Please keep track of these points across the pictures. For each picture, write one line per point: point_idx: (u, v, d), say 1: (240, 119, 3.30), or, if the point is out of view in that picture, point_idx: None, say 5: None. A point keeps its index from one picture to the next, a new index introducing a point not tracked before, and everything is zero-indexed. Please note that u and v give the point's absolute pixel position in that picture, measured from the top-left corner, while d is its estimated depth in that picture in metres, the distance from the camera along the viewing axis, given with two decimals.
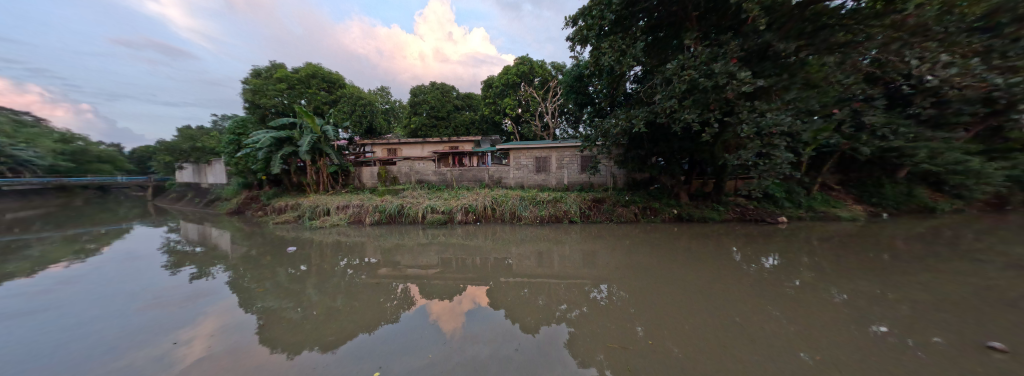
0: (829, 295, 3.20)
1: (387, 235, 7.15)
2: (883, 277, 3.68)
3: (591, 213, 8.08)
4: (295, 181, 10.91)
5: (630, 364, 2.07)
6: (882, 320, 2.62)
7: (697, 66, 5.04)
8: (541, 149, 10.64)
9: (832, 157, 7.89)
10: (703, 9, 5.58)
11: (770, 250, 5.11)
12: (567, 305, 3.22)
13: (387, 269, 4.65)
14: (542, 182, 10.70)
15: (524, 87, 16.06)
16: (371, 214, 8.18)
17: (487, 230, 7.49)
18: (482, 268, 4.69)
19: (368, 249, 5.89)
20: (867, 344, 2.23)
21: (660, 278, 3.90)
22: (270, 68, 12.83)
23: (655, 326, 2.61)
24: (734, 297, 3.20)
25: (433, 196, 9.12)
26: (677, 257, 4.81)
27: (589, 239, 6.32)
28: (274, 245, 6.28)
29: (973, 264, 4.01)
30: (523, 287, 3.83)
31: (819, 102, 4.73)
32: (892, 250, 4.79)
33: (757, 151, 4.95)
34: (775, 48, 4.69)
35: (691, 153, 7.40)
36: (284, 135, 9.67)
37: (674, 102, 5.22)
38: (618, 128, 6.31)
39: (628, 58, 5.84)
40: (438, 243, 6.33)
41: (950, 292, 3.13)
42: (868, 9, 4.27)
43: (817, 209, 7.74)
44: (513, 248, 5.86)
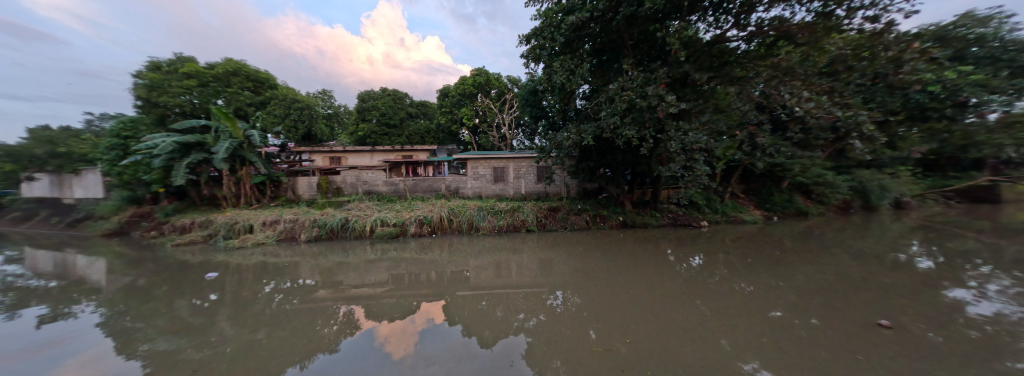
0: (741, 288, 3.75)
1: (328, 253, 6.40)
2: (777, 270, 4.43)
3: (547, 221, 8.33)
4: (206, 193, 9.29)
5: (582, 368, 2.13)
6: (778, 306, 3.14)
7: (635, 87, 5.65)
8: (498, 159, 10.72)
9: (738, 169, 9.41)
10: (636, 39, 6.32)
11: (698, 251, 5.83)
12: (525, 315, 3.24)
13: (326, 291, 4.16)
14: (499, 193, 10.75)
15: (481, 98, 16.12)
16: (307, 229, 7.27)
17: (444, 243, 7.17)
18: (438, 283, 4.46)
19: (304, 270, 5.18)
20: (770, 328, 2.64)
21: (608, 281, 4.19)
22: (173, 60, 10.54)
23: (606, 329, 2.74)
24: (670, 295, 3.56)
25: (382, 208, 8.49)
26: (623, 261, 5.20)
27: (545, 248, 6.47)
28: (174, 271, 5.17)
29: (835, 255, 5.08)
30: (481, 300, 3.76)
31: (726, 124, 5.65)
32: (782, 247, 5.84)
33: (682, 165, 5.71)
34: (693, 77, 5.72)
35: (633, 165, 8.20)
36: (193, 139, 8.17)
37: (617, 118, 5.77)
38: (570, 141, 6.66)
39: (575, 77, 6.32)
40: (388, 259, 5.87)
41: (819, 279, 3.93)
42: (755, 52, 5.71)
43: (731, 214, 9.10)
44: (470, 260, 5.73)
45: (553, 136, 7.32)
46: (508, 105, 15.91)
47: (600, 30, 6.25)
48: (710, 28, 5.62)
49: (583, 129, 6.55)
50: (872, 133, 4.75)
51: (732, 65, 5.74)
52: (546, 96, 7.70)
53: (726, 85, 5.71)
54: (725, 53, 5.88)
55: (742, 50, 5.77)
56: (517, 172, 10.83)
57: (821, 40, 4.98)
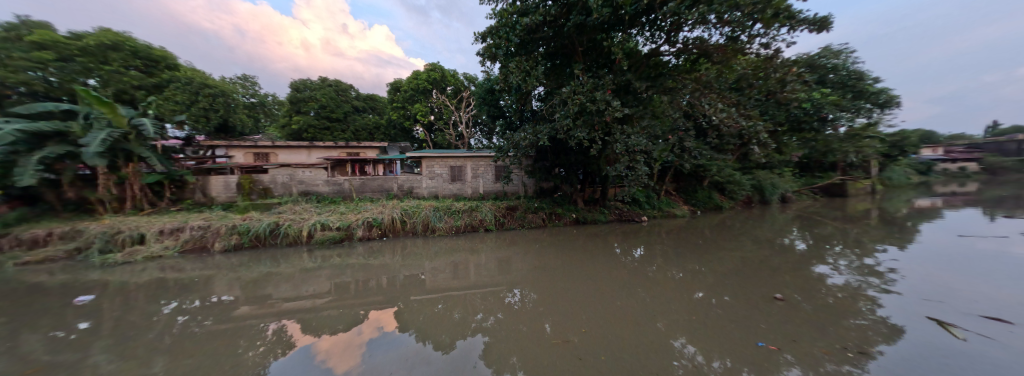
0: (673, 274, 4.27)
1: (253, 263, 5.55)
2: (701, 257, 5.13)
3: (506, 221, 8.35)
4: (73, 196, 7.32)
5: (537, 361, 2.20)
6: (701, 288, 3.65)
7: (585, 92, 6.00)
8: (455, 158, 10.43)
9: (672, 170, 10.58)
10: (586, 46, 6.70)
11: (640, 243, 6.44)
12: (483, 314, 3.22)
13: (250, 308, 3.60)
14: (456, 193, 10.45)
15: (436, 94, 15.43)
16: (225, 237, 6.20)
17: (397, 246, 6.72)
18: (391, 289, 4.18)
19: (220, 285, 4.39)
20: (695, 308, 3.05)
21: (562, 275, 4.39)
22: (15, 24, 7.94)
23: (560, 321, 2.88)
24: (616, 285, 3.88)
25: (323, 210, 7.63)
26: (576, 256, 5.49)
27: (502, 247, 6.48)
28: (20, 297, 3.97)
29: (744, 243, 6.05)
30: (437, 303, 3.63)
31: (660, 129, 6.33)
32: (705, 237, 6.75)
33: (626, 166, 6.23)
34: (633, 85, 6.28)
35: (585, 165, 8.67)
36: (49, 128, 6.35)
37: (569, 121, 6.06)
38: (526, 141, 6.76)
39: (530, 78, 6.46)
40: (331, 266, 5.31)
41: (732, 263, 4.65)
42: (682, 67, 6.51)
43: (665, 209, 10.19)
44: (426, 263, 5.46)
45: (510, 135, 7.36)
46: (465, 103, 15.49)
47: (553, 34, 6.49)
48: (648, 42, 6.21)
49: (538, 130, 6.73)
50: (767, 141, 5.77)
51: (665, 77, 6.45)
52: (502, 96, 7.73)
53: (661, 94, 6.38)
54: (660, 65, 6.57)
55: (673, 64, 6.52)
56: (475, 171, 10.67)
57: (730, 60, 5.89)
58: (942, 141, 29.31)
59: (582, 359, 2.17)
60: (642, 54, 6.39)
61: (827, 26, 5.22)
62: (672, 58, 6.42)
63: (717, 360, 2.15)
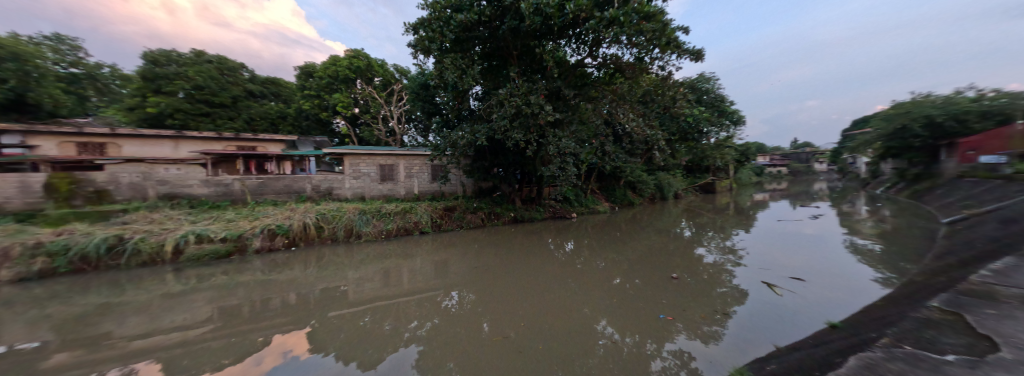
0: (598, 265, 4.80)
1: (80, 293, 4.01)
2: (620, 248, 5.86)
3: (444, 222, 8.01)
4: None
5: (475, 361, 2.19)
6: (620, 274, 4.20)
7: (519, 95, 6.18)
8: (385, 155, 9.47)
9: (596, 171, 11.71)
10: (520, 50, 6.90)
11: (570, 238, 7.02)
12: (418, 321, 3.04)
13: (72, 353, 2.59)
14: (384, 194, 9.50)
15: (360, 83, 13.38)
16: (23, 260, 4.31)
17: (311, 256, 5.75)
18: (304, 306, 3.56)
19: (11, 329, 3.03)
20: (615, 293, 3.49)
21: (501, 273, 4.44)
22: None
23: (498, 319, 2.92)
24: (550, 279, 4.14)
25: (201, 218, 5.99)
26: (513, 254, 5.65)
27: (440, 249, 6.21)
28: None
29: (651, 234, 7.15)
30: (365, 315, 3.26)
31: (586, 134, 6.95)
32: (621, 230, 7.73)
33: (558, 166, 6.65)
34: (563, 93, 6.75)
35: (522, 166, 8.89)
36: None
37: (505, 122, 6.16)
38: (464, 140, 6.58)
39: (466, 77, 6.34)
40: (214, 287, 4.21)
41: (643, 251, 5.47)
42: (602, 79, 7.28)
43: (590, 206, 11.20)
44: (351, 272, 4.84)
45: (447, 133, 7.05)
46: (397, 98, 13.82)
47: (488, 35, 6.50)
48: (575, 53, 6.77)
49: (475, 129, 6.64)
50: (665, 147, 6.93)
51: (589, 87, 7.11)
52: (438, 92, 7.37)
53: (587, 103, 7.05)
54: (584, 76, 7.24)
55: (595, 76, 7.23)
56: (407, 171, 9.87)
57: (637, 76, 6.87)
58: (770, 151, 39.96)
59: (520, 352, 2.25)
60: (569, 64, 6.91)
61: (700, 58, 6.57)
62: (594, 71, 7.11)
63: (632, 337, 2.49)
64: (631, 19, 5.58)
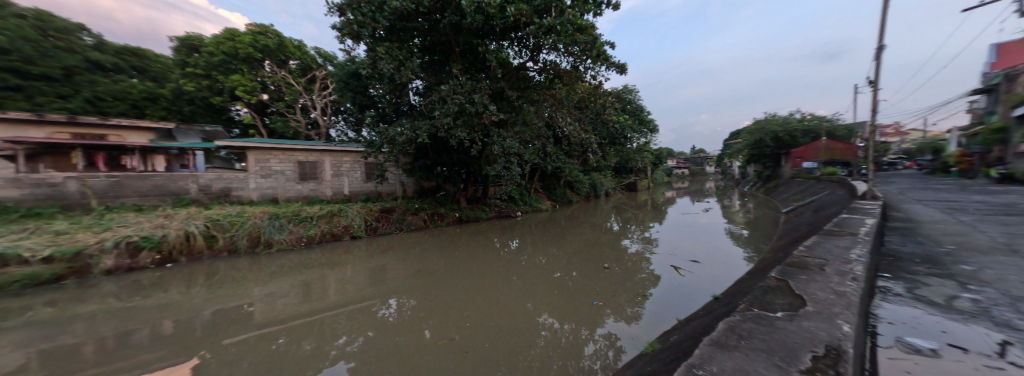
0: (539, 261, 5.19)
1: None
2: (560, 244, 6.30)
3: (381, 225, 7.26)
4: None
5: (414, 371, 2.14)
6: (559, 269, 4.66)
7: (463, 92, 6.05)
8: (306, 151, 8.23)
9: (539, 171, 12.11)
10: (463, 47, 6.71)
11: (515, 236, 7.31)
12: (348, 336, 2.76)
13: None
14: (302, 195, 8.21)
15: (268, 66, 10.63)
16: None
17: (197, 273, 4.60)
18: (192, 333, 2.86)
19: None
20: (555, 288, 3.81)
21: (446, 274, 4.42)
22: None
23: (439, 324, 2.90)
24: (494, 279, 4.24)
25: (7, 231, 4.23)
26: (457, 254, 5.58)
27: (378, 253, 5.78)
28: None
29: (587, 230, 7.81)
30: (281, 335, 2.81)
31: (530, 135, 7.11)
32: (562, 228, 8.20)
33: (502, 166, 6.69)
34: (507, 94, 6.79)
35: (467, 165, 8.59)
36: None
37: (449, 119, 5.94)
38: (403, 137, 6.11)
39: (404, 70, 5.90)
40: (31, 324, 3.01)
41: (579, 247, 6.02)
42: (543, 82, 7.50)
43: (534, 204, 11.50)
44: (262, 287, 4.10)
45: (384, 129, 6.48)
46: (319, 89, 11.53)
47: (427, 27, 6.18)
48: (517, 56, 6.84)
49: (416, 125, 6.24)
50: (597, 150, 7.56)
51: (531, 89, 7.28)
52: (371, 83, 6.67)
53: (529, 105, 7.24)
54: (527, 79, 7.33)
55: (536, 80, 7.44)
56: (333, 170, 8.73)
57: (574, 85, 7.22)
58: (675, 156, 47.48)
59: (461, 357, 2.29)
60: (512, 65, 6.95)
61: (625, 71, 7.01)
62: (536, 74, 7.29)
63: (570, 326, 2.88)
64: (566, 29, 5.73)
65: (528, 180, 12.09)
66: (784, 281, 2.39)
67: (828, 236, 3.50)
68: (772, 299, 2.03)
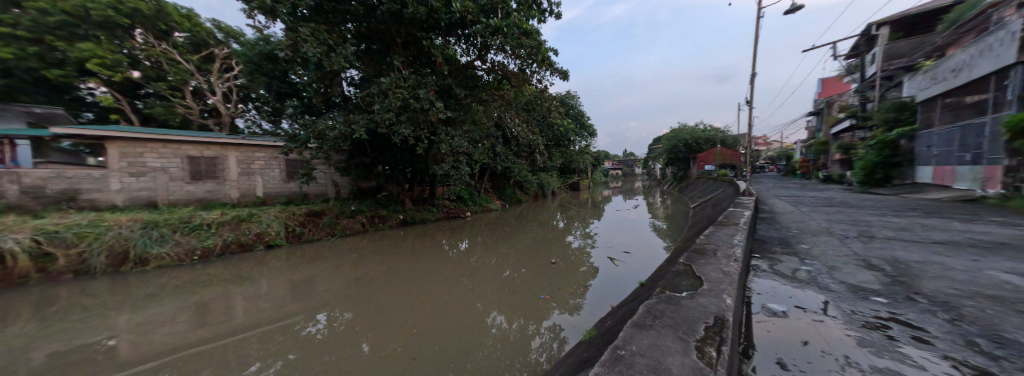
0: (488, 261, 5.31)
1: None
2: (510, 244, 6.44)
3: (305, 233, 6.25)
4: None
5: None
6: (507, 267, 4.88)
7: (406, 87, 5.70)
8: (199, 145, 7.08)
9: (489, 170, 12.04)
10: (405, 38, 6.29)
11: (464, 236, 7.28)
12: (265, 361, 2.38)
13: None
14: (195, 198, 7.01)
15: (139, 35, 8.19)
16: None
17: (21, 306, 3.35)
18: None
19: None
20: (502, 288, 3.97)
21: (390, 280, 4.23)
22: None
23: (379, 337, 2.74)
24: (441, 283, 4.16)
25: None
26: (402, 259, 5.28)
27: (308, 261, 5.15)
28: None
29: (534, 228, 8.14)
30: (167, 369, 2.26)
31: (479, 135, 7.00)
32: (511, 227, 8.29)
33: (451, 166, 6.43)
34: (454, 91, 6.58)
35: (413, 165, 8.06)
36: None
37: (391, 115, 5.49)
38: (336, 132, 5.46)
39: (337, 57, 5.28)
40: None
41: (527, 245, 6.26)
42: (492, 82, 7.45)
43: (484, 204, 11.31)
44: (139, 312, 3.24)
45: (313, 121, 5.70)
46: (218, 72, 9.58)
47: (362, 12, 5.64)
48: (464, 53, 6.67)
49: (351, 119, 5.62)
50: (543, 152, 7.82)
51: (480, 89, 7.17)
52: (292, 68, 5.77)
53: (478, 104, 7.13)
54: (475, 78, 7.22)
55: (485, 80, 7.36)
56: (240, 168, 7.68)
57: (521, 87, 7.21)
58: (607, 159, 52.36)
59: (405, 370, 2.23)
60: (460, 63, 6.74)
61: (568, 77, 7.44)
62: (484, 74, 7.21)
63: (518, 323, 3.07)
64: (513, 31, 5.78)
65: (477, 180, 11.89)
66: (689, 266, 2.83)
67: (720, 227, 4.27)
68: (680, 282, 2.38)
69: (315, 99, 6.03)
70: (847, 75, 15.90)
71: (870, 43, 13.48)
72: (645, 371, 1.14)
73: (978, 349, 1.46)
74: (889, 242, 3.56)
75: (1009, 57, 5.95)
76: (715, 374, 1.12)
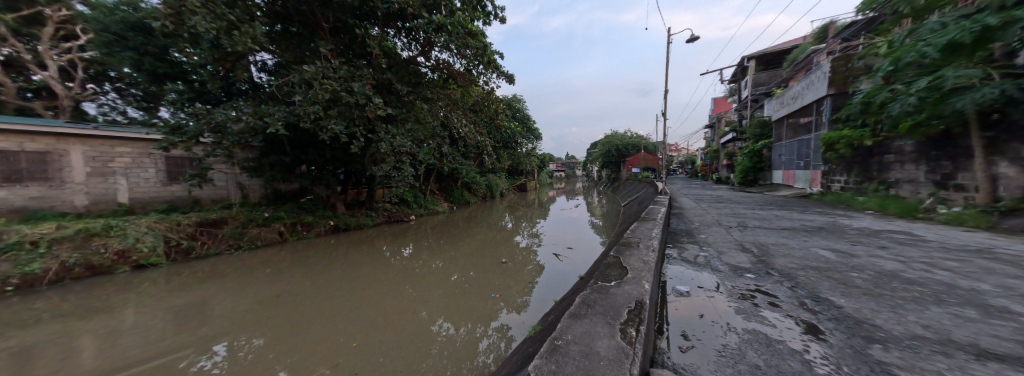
0: (434, 265, 5.08)
1: None
2: (457, 246, 6.29)
3: (196, 248, 5.04)
4: None
5: None
6: (455, 271, 4.73)
7: (336, 78, 5.10)
8: (20, 135, 5.26)
9: (434, 172, 11.51)
10: (334, 24, 5.62)
11: (407, 242, 6.78)
12: None
13: None
14: (8, 207, 5.12)
15: None
16: None
17: None
18: None
19: None
20: (449, 292, 3.87)
21: (317, 295, 3.74)
22: None
23: (303, 361, 2.38)
24: (380, 292, 3.84)
25: None
26: (332, 270, 4.71)
27: (205, 280, 4.21)
28: None
29: (483, 230, 8.11)
30: None
31: (423, 134, 6.63)
32: (459, 230, 8.07)
33: (392, 166, 5.93)
34: (395, 86, 6.13)
35: (346, 164, 7.28)
36: None
37: (318, 108, 4.83)
38: (242, 124, 4.57)
39: (242, 36, 4.43)
40: None
41: (474, 247, 6.20)
42: (437, 81, 7.17)
43: (430, 207, 10.74)
44: None
45: (209, 111, 4.69)
46: (51, 39, 6.97)
47: None
48: (405, 48, 6.27)
49: (263, 110, 4.77)
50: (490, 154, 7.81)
51: (424, 86, 6.82)
52: (176, 45, 4.64)
53: (422, 102, 6.76)
54: (418, 74, 6.82)
55: (429, 77, 7.05)
56: (91, 167, 5.87)
57: (468, 89, 7.11)
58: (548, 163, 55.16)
59: None
60: (402, 57, 6.31)
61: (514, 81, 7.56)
62: (428, 71, 6.88)
63: (466, 327, 3.02)
64: (458, 31, 5.64)
65: (422, 181, 11.26)
66: (617, 258, 3.14)
67: (644, 222, 4.85)
68: (609, 273, 2.63)
69: (209, 84, 4.94)
70: (731, 96, 19.68)
71: (745, 72, 16.96)
72: (579, 356, 1.23)
73: (808, 307, 1.95)
74: (760, 229, 4.51)
75: (823, 91, 8.17)
76: (635, 351, 1.26)
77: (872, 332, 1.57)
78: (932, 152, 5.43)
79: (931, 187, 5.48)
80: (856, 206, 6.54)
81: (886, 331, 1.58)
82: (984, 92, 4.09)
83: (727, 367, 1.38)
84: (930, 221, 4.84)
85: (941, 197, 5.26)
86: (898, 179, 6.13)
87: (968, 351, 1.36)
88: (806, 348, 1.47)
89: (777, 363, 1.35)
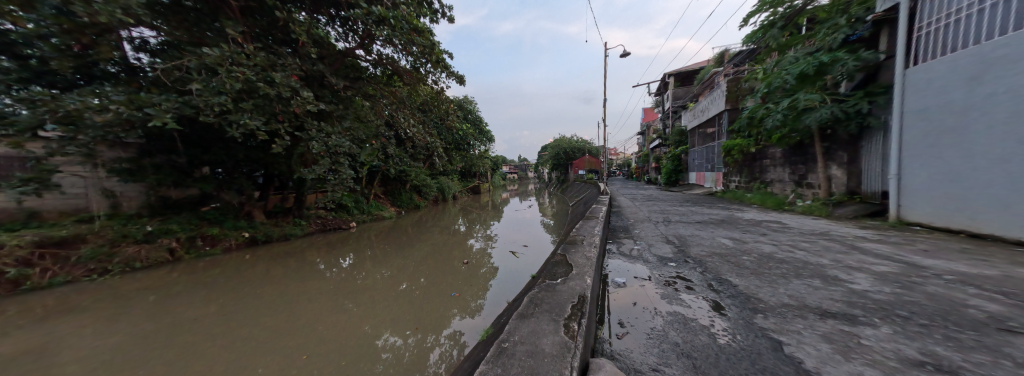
0: (379, 275, 4.68)
1: None
2: (407, 253, 5.89)
3: (33, 278, 3.79)
4: None
5: None
6: (401, 279, 4.42)
7: (251, 65, 4.39)
8: None
9: (378, 175, 10.66)
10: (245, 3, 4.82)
11: (348, 252, 6.12)
12: None
13: None
14: None
15: None
16: None
17: None
18: None
19: None
20: (396, 301, 3.63)
21: (232, 319, 3.16)
22: None
23: None
24: (315, 308, 3.43)
25: None
26: (251, 287, 4.06)
27: (53, 317, 3.20)
28: None
29: (436, 234, 7.74)
30: None
31: (364, 133, 6.07)
32: (410, 236, 7.57)
33: (327, 168, 5.31)
34: (328, 80, 5.51)
35: (267, 166, 6.33)
36: None
37: (226, 100, 4.08)
38: (113, 116, 3.62)
39: (107, 4, 3.52)
40: None
41: (425, 253, 5.89)
42: (379, 77, 6.67)
43: (374, 212, 9.89)
44: None
45: (56, 96, 3.63)
46: None
47: None
48: (340, 39, 5.70)
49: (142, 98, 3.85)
50: (441, 155, 7.49)
51: (364, 81, 6.28)
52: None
53: (363, 98, 6.22)
54: (357, 68, 6.25)
55: (370, 72, 6.54)
56: None
57: (416, 87, 6.72)
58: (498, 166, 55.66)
59: None
60: (338, 49, 5.74)
61: (464, 82, 7.39)
62: (369, 66, 6.36)
63: (415, 337, 2.84)
64: (402, 26, 5.32)
65: (364, 185, 10.30)
66: (564, 255, 3.26)
67: (589, 220, 5.16)
68: (556, 270, 2.72)
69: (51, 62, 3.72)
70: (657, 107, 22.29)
71: (667, 87, 19.39)
72: (524, 356, 1.22)
73: (713, 288, 2.28)
74: (681, 223, 5.17)
75: (722, 106, 9.77)
76: (576, 343, 1.31)
77: (756, 304, 1.89)
78: (793, 157, 6.90)
79: (793, 185, 6.96)
80: (746, 201, 7.94)
81: (765, 302, 1.93)
82: (823, 111, 5.33)
83: (654, 348, 1.52)
84: (793, 211, 6.12)
85: (800, 193, 6.70)
86: (773, 179, 7.64)
87: (815, 312, 1.73)
88: (711, 323, 1.71)
89: (691, 339, 1.54)
